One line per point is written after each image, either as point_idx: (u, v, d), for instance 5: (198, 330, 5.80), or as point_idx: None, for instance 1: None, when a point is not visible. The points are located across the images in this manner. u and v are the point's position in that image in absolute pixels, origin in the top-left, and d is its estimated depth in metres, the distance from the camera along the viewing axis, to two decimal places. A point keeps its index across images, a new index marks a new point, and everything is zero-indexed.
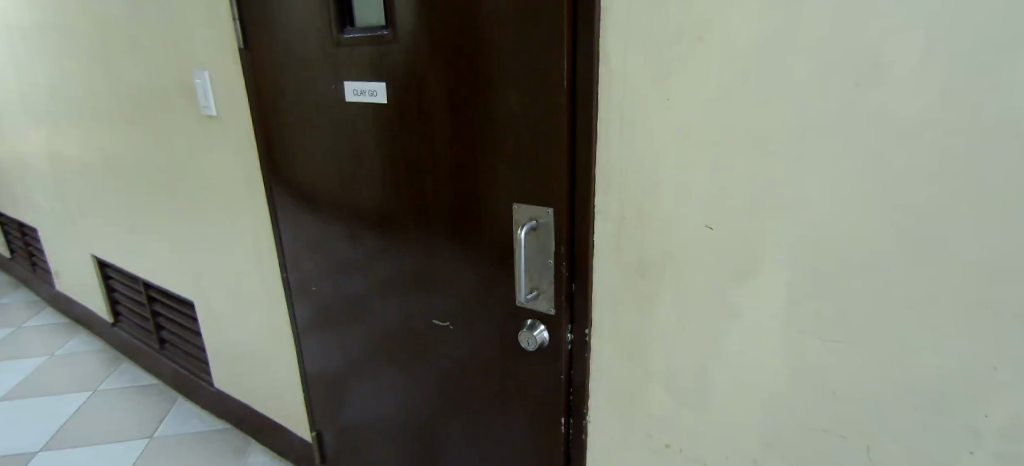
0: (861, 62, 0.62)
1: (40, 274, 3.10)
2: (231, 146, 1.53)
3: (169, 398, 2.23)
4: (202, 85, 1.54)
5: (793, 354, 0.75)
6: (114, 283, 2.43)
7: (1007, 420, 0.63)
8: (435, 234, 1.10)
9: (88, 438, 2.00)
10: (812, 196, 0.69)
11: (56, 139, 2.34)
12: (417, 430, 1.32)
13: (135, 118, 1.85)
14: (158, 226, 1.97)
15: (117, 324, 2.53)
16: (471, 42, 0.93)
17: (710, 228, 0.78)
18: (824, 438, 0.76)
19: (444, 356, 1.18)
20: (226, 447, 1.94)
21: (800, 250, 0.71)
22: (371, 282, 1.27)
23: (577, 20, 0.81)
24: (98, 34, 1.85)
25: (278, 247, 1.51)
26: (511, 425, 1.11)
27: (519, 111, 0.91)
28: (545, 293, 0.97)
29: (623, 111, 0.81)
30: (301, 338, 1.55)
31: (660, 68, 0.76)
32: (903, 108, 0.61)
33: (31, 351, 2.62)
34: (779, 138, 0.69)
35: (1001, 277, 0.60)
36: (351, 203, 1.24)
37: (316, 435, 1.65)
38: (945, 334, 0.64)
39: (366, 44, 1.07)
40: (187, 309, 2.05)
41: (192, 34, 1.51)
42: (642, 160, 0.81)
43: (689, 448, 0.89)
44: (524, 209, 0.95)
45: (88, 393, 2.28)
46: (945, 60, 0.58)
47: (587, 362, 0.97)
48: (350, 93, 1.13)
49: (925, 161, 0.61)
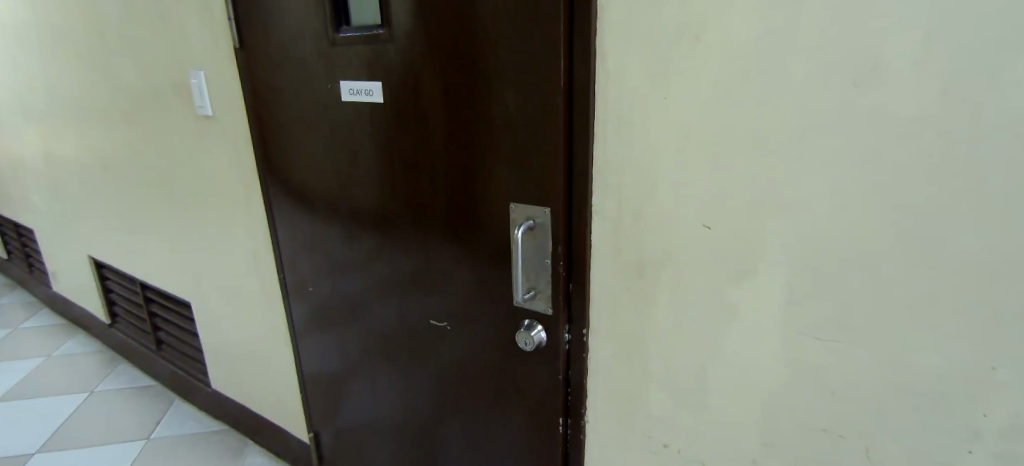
0: (860, 61, 0.62)
1: (37, 275, 3.08)
2: (227, 146, 1.53)
3: (166, 399, 2.23)
4: (197, 85, 1.53)
5: (792, 355, 0.75)
6: (110, 284, 2.42)
7: (1007, 420, 0.62)
8: (432, 234, 1.10)
9: (84, 440, 1.99)
10: (811, 195, 0.68)
11: (53, 140, 2.33)
12: (415, 430, 1.32)
13: (130, 118, 1.84)
14: (155, 226, 1.96)
15: (113, 326, 2.52)
16: (467, 41, 0.92)
17: (708, 228, 0.77)
18: (823, 439, 0.75)
19: (441, 356, 1.18)
20: (223, 448, 1.93)
21: (799, 250, 0.71)
22: (369, 283, 1.26)
23: (573, 19, 0.80)
24: (94, 34, 1.84)
25: (275, 247, 1.50)
26: (508, 426, 1.11)
27: (516, 110, 0.90)
28: (542, 293, 0.96)
29: (620, 111, 0.81)
30: (298, 338, 1.55)
31: (659, 67, 0.75)
32: (902, 108, 0.61)
33: (28, 352, 2.61)
34: (778, 138, 0.69)
35: (1001, 277, 0.59)
36: (348, 203, 1.23)
37: (314, 436, 1.64)
38: (945, 334, 0.64)
39: (361, 43, 1.06)
40: (184, 310, 2.05)
41: (187, 34, 1.50)
42: (640, 160, 0.80)
43: (688, 449, 0.89)
44: (522, 209, 0.94)
45: (84, 394, 2.27)
46: (945, 60, 0.58)
47: (585, 362, 0.97)
48: (346, 93, 1.12)
49: (925, 161, 0.61)
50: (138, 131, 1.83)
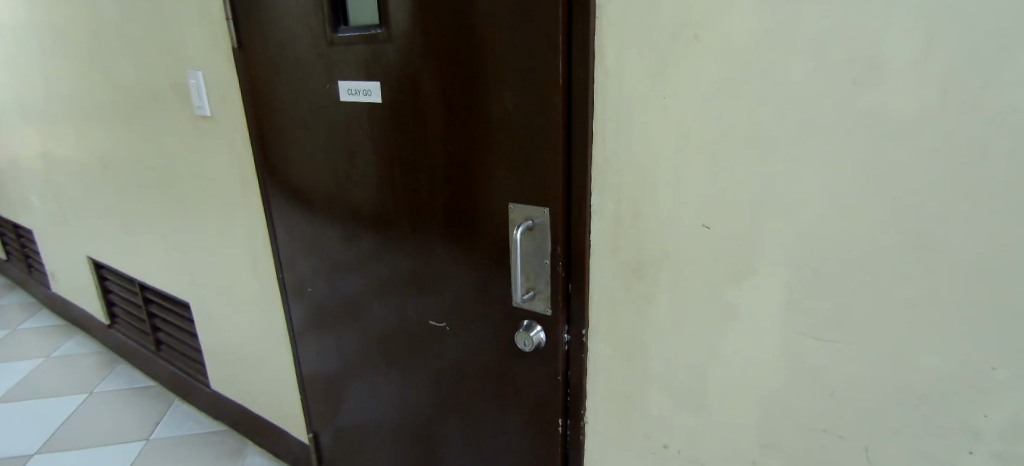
0: (858, 60, 0.62)
1: (35, 276, 3.08)
2: (225, 146, 1.52)
3: (165, 400, 2.22)
4: (195, 86, 1.53)
5: (790, 355, 0.75)
6: (109, 285, 2.42)
7: (1006, 420, 0.62)
8: (431, 234, 1.10)
9: (83, 441, 1.99)
10: (810, 195, 0.68)
11: (51, 140, 2.33)
12: (415, 431, 1.31)
13: (129, 119, 1.84)
14: (153, 227, 1.96)
15: (112, 326, 2.52)
16: (465, 40, 0.92)
17: (707, 228, 0.77)
18: (823, 439, 0.75)
19: (441, 357, 1.17)
20: (222, 449, 1.93)
21: (798, 250, 0.71)
22: (367, 283, 1.26)
23: (572, 19, 0.80)
24: (92, 34, 1.84)
25: (274, 247, 1.49)
26: (508, 426, 1.10)
27: (515, 110, 0.90)
28: (541, 294, 0.96)
29: (619, 110, 0.80)
30: (297, 339, 1.54)
31: (657, 67, 0.75)
32: (902, 107, 0.60)
33: (27, 353, 2.60)
34: (777, 137, 0.68)
35: (1000, 277, 0.59)
36: (347, 203, 1.23)
37: (313, 437, 1.64)
38: (945, 334, 0.63)
39: (359, 43, 1.06)
40: (183, 311, 2.04)
41: (185, 34, 1.50)
42: (639, 159, 0.80)
43: (687, 449, 0.89)
44: (521, 209, 0.94)
45: (84, 395, 2.27)
46: (943, 59, 0.57)
47: (584, 363, 0.96)
48: (345, 93, 1.12)
49: (925, 160, 0.60)
50: (137, 132, 1.83)
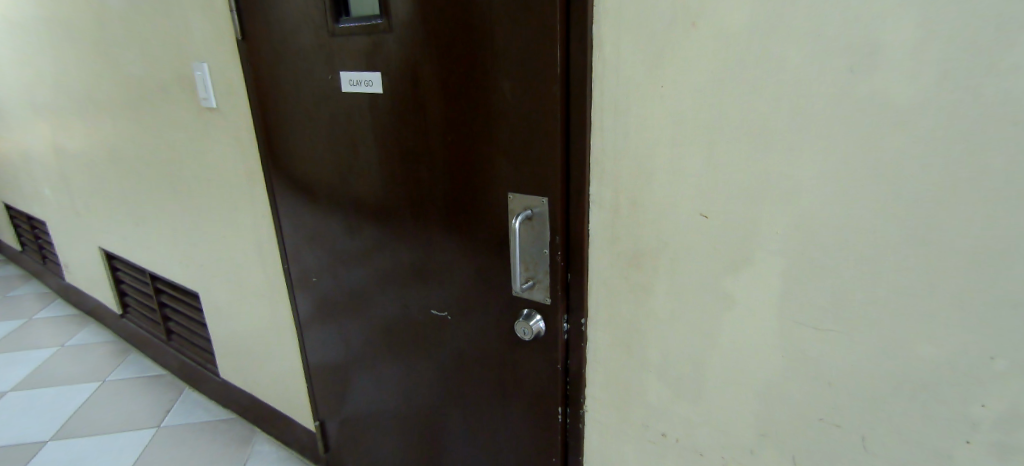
0: (859, 44, 0.61)
1: (50, 266, 3.15)
2: (231, 137, 1.54)
3: (177, 389, 2.26)
4: (202, 78, 1.54)
5: (788, 344, 0.75)
6: (121, 276, 2.46)
7: (1004, 411, 0.61)
8: (432, 225, 1.10)
9: (96, 428, 2.04)
10: (807, 183, 0.68)
11: (60, 134, 2.36)
12: (417, 420, 1.33)
13: (137, 111, 1.86)
14: (161, 219, 1.98)
15: (124, 316, 2.56)
16: (468, 30, 0.92)
17: (705, 217, 0.77)
18: (822, 429, 0.75)
19: (444, 347, 1.18)
20: (232, 436, 1.97)
21: (795, 238, 0.70)
22: (370, 275, 1.27)
23: (571, 10, 0.80)
24: (99, 28, 1.86)
25: (279, 238, 1.51)
26: (510, 415, 1.11)
27: (514, 101, 0.90)
28: (540, 283, 0.96)
29: (617, 97, 0.80)
30: (302, 328, 1.56)
31: (654, 52, 0.75)
32: (901, 90, 0.60)
33: (41, 343, 2.66)
34: (774, 123, 0.68)
35: (999, 262, 0.58)
36: (350, 193, 1.24)
37: (319, 425, 1.67)
38: (941, 324, 0.63)
39: (360, 33, 1.06)
40: (193, 301, 2.07)
41: (191, 26, 1.51)
42: (638, 148, 0.80)
43: (686, 438, 0.89)
44: (520, 199, 0.94)
45: (97, 383, 2.32)
46: (941, 45, 0.57)
47: (584, 352, 0.97)
48: (347, 84, 1.13)
49: (922, 149, 0.60)
50: (144, 123, 1.85)
